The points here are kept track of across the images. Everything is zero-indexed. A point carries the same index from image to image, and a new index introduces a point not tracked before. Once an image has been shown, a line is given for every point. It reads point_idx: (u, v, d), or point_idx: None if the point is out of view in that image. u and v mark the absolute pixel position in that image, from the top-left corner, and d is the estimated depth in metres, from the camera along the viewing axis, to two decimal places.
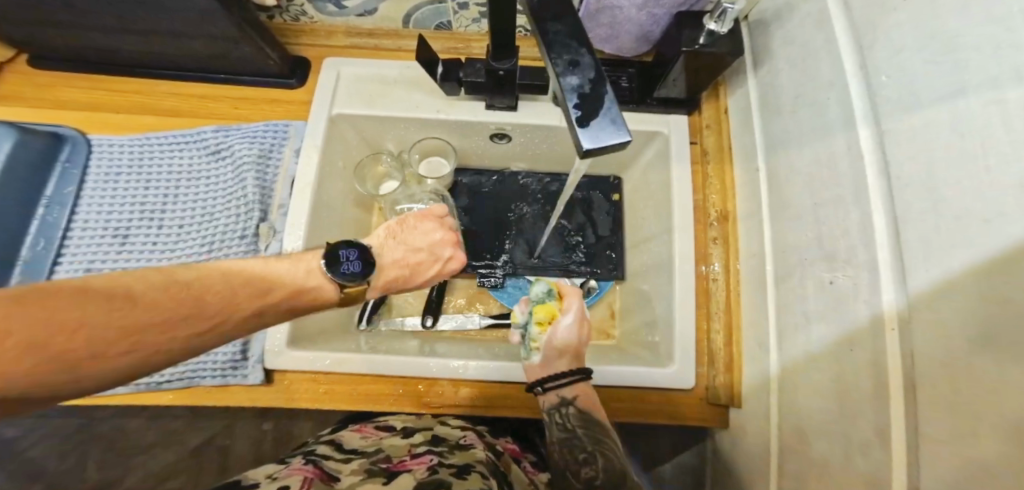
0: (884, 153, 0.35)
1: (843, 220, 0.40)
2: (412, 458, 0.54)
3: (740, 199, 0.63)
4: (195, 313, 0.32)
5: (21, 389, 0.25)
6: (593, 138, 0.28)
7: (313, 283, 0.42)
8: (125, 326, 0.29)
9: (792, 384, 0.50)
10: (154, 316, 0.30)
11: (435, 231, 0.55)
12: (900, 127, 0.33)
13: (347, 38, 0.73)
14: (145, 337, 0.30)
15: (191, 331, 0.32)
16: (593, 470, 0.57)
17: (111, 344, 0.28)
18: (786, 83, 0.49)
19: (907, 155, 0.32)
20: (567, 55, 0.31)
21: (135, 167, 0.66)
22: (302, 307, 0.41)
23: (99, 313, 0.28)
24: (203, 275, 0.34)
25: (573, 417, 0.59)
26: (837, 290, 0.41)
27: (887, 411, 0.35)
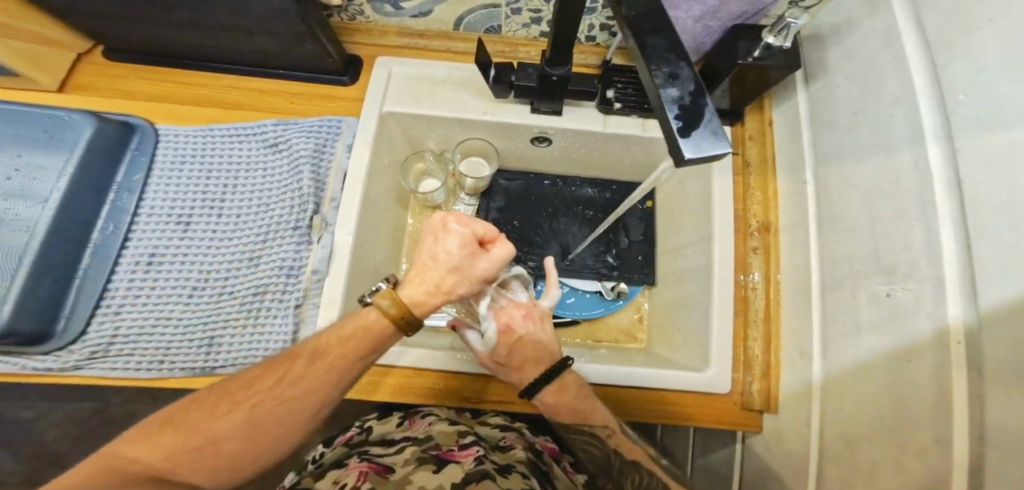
0: (956, 169, 0.37)
1: (905, 233, 0.42)
2: (460, 448, 0.55)
3: (783, 210, 0.64)
4: (265, 398, 0.44)
5: (200, 459, 0.42)
6: (694, 149, 0.29)
7: (372, 332, 0.47)
8: (226, 418, 0.43)
9: (841, 392, 0.51)
10: (243, 403, 0.44)
11: (453, 241, 0.49)
12: (980, 145, 0.35)
13: (398, 38, 0.76)
14: (234, 420, 0.43)
15: (268, 410, 0.44)
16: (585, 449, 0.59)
17: (226, 430, 0.43)
18: (845, 99, 0.52)
19: (986, 172, 0.34)
20: (666, 68, 0.32)
21: (198, 157, 0.69)
22: (368, 352, 0.47)
23: (220, 418, 0.43)
24: (275, 366, 0.46)
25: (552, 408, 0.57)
26: (894, 303, 0.43)
27: (950, 419, 0.36)
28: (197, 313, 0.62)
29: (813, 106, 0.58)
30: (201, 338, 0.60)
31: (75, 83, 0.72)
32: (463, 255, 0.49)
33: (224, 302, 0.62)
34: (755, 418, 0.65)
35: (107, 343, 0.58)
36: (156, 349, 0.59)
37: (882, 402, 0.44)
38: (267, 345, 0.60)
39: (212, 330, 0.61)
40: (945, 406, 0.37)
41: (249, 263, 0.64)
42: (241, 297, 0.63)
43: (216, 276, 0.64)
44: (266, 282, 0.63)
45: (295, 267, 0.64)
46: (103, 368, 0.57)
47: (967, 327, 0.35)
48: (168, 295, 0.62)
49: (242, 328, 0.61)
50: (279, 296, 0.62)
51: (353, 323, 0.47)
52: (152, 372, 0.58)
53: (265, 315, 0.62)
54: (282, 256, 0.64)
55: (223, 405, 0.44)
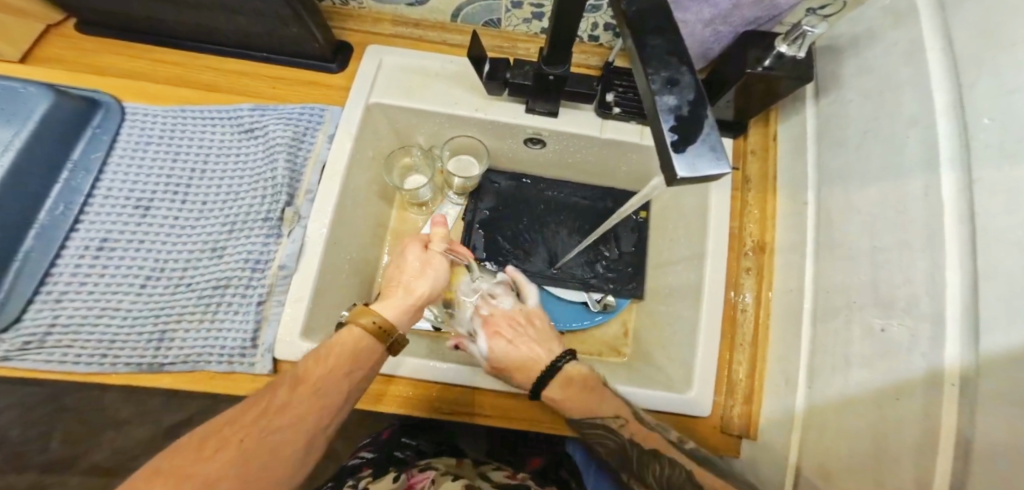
0: (970, 199, 0.34)
1: (907, 265, 0.39)
2: None
3: (780, 232, 0.62)
4: (256, 426, 0.43)
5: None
6: (688, 167, 0.26)
7: (350, 348, 0.48)
8: (218, 459, 0.40)
9: (817, 426, 0.47)
10: (227, 439, 0.42)
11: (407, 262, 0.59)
12: (1000, 175, 0.32)
13: (393, 27, 0.73)
14: (222, 453, 0.41)
15: (266, 435, 0.42)
16: (599, 446, 0.59)
17: (218, 468, 0.40)
18: (857, 118, 0.49)
19: (1003, 205, 0.31)
20: (665, 73, 0.29)
21: (166, 138, 0.65)
22: (350, 365, 0.48)
23: (204, 462, 0.40)
24: (256, 397, 0.45)
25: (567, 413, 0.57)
26: (887, 338, 0.39)
27: (931, 465, 0.33)
28: (150, 304, 0.58)
29: (823, 122, 0.56)
30: (151, 331, 0.56)
31: (43, 54, 0.68)
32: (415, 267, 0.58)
33: (180, 294, 0.59)
34: (732, 445, 0.61)
35: (44, 333, 0.54)
36: (100, 340, 0.55)
37: (858, 439, 0.40)
38: (223, 342, 0.56)
39: (164, 323, 0.57)
40: (925, 452, 0.34)
41: (211, 254, 0.61)
42: (200, 289, 0.59)
43: (174, 266, 0.60)
44: (228, 275, 0.59)
45: (260, 261, 0.60)
46: (37, 359, 0.53)
47: (964, 372, 0.32)
48: (118, 283, 0.58)
49: (197, 323, 0.57)
50: (241, 291, 0.59)
51: (338, 344, 0.48)
52: (94, 365, 0.54)
53: (224, 310, 0.58)
54: (248, 249, 0.60)
55: (210, 444, 0.41)
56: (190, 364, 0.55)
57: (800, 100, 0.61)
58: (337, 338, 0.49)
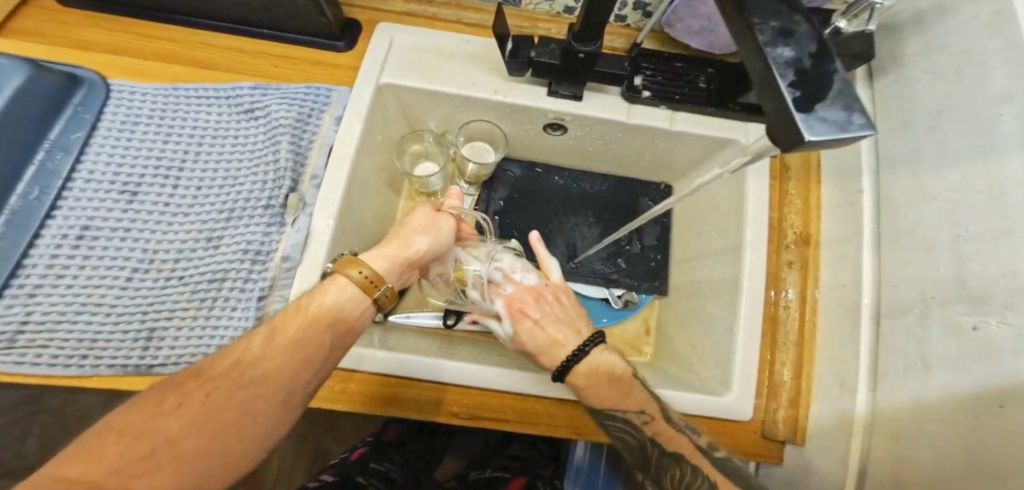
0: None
1: (1007, 257, 0.35)
2: None
3: (826, 223, 0.59)
4: (222, 381, 0.35)
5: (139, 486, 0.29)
6: (819, 130, 0.22)
7: (332, 300, 0.42)
8: (181, 416, 0.32)
9: (886, 430, 0.44)
10: (183, 396, 0.34)
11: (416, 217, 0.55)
12: None
13: (405, 4, 0.68)
14: (183, 410, 0.33)
15: (239, 390, 0.35)
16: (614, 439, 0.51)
17: (180, 425, 0.32)
18: (927, 99, 0.45)
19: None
20: (774, 22, 0.24)
21: (157, 118, 0.59)
22: (333, 321, 0.41)
23: (161, 418, 0.32)
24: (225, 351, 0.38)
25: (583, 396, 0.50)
26: (982, 337, 0.36)
27: None
28: (137, 300, 0.51)
29: (881, 106, 0.52)
30: (138, 329, 0.50)
31: (18, 27, 0.62)
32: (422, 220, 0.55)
33: (171, 289, 0.52)
34: (774, 451, 0.58)
35: (15, 332, 0.48)
36: (81, 340, 0.49)
37: (949, 451, 0.37)
38: (221, 342, 0.50)
39: (153, 320, 0.51)
40: None
41: (206, 244, 0.55)
42: (194, 284, 0.53)
43: (165, 257, 0.54)
44: (226, 268, 0.53)
45: (261, 252, 0.54)
46: (6, 361, 0.47)
47: None
48: (101, 276, 0.52)
49: (190, 321, 0.51)
50: (240, 286, 0.53)
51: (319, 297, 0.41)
52: (75, 367, 0.48)
53: (220, 307, 0.52)
54: (247, 239, 0.54)
55: (169, 400, 0.33)
56: (181, 367, 0.49)
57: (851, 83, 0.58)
58: (323, 292, 0.42)
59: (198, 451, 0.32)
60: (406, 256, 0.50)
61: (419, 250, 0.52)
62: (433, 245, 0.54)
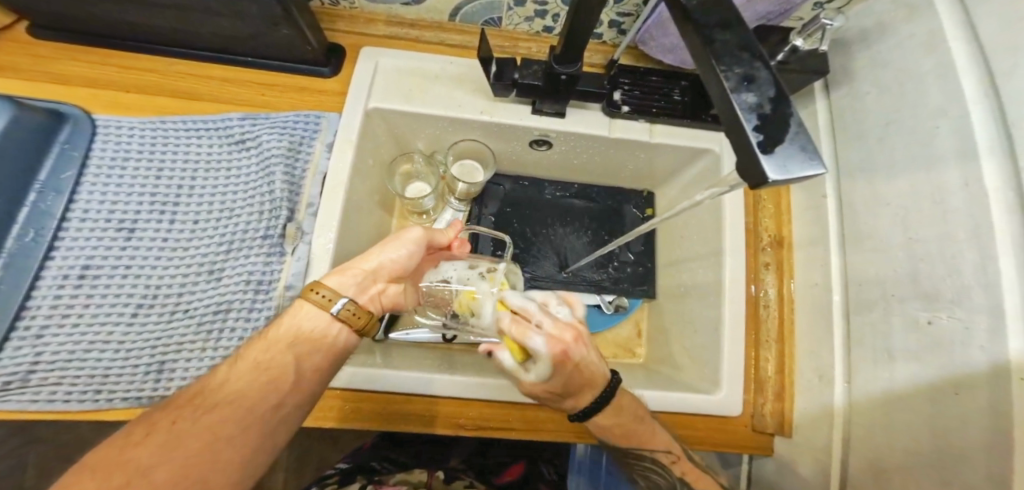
0: (1019, 187, 0.34)
1: (954, 259, 0.38)
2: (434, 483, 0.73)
3: (798, 226, 0.63)
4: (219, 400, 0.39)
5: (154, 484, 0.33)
6: (778, 169, 0.25)
7: (306, 324, 0.45)
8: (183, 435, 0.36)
9: (862, 420, 0.48)
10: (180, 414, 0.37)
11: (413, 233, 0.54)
12: None
13: (387, 27, 0.69)
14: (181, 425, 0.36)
15: (236, 407, 0.39)
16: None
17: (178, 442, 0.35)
18: (877, 110, 0.49)
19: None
20: (738, 68, 0.27)
21: (147, 152, 0.60)
22: (311, 342, 0.44)
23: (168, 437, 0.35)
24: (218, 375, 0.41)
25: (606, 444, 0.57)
26: (937, 331, 0.39)
27: (1003, 460, 0.33)
28: (144, 335, 0.52)
29: (838, 115, 0.56)
30: (148, 363, 0.51)
31: None
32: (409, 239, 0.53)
33: (176, 323, 0.53)
34: (764, 443, 0.61)
35: (26, 372, 0.49)
36: (92, 377, 0.50)
37: (916, 436, 0.41)
38: None
39: (162, 354, 0.52)
40: (997, 450, 0.33)
41: (208, 277, 0.56)
42: (200, 316, 0.54)
43: (168, 292, 0.55)
44: (229, 299, 0.55)
45: (263, 282, 0.56)
46: (20, 400, 0.48)
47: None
48: (106, 313, 0.52)
49: (199, 352, 0.52)
50: (244, 316, 0.54)
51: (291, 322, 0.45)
52: (88, 402, 0.49)
53: (227, 338, 0.53)
54: (248, 270, 0.56)
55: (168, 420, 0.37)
56: None
57: (808, 94, 0.62)
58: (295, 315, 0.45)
59: (174, 475, 0.34)
60: (360, 272, 0.50)
61: (376, 268, 0.51)
62: (399, 263, 0.52)
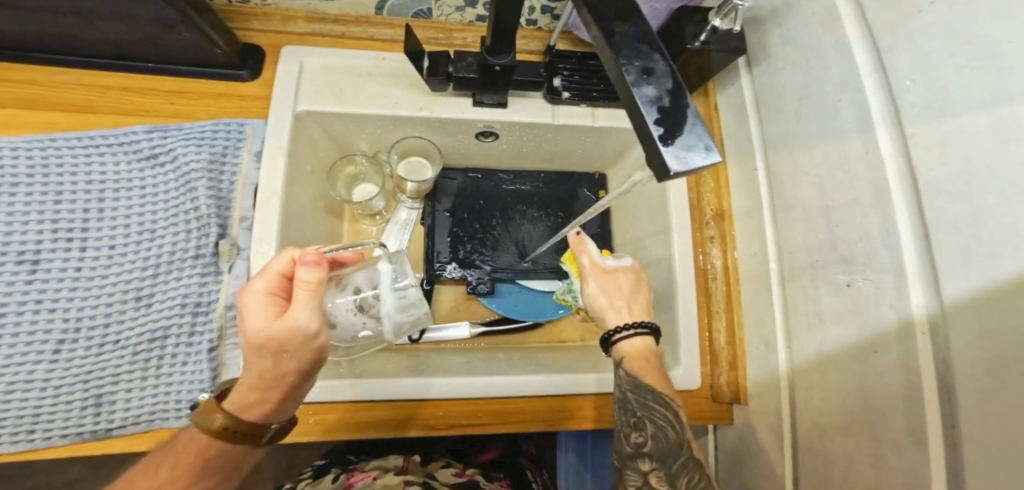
0: (907, 157, 0.37)
1: (861, 221, 0.42)
2: (407, 466, 0.76)
3: (736, 199, 0.65)
4: None
5: None
6: (680, 161, 0.26)
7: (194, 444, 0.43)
8: None
9: (805, 382, 0.51)
10: None
11: (261, 284, 0.39)
12: (935, 133, 0.35)
13: (309, 24, 0.66)
14: None
15: None
16: (644, 436, 0.52)
17: None
18: (794, 84, 0.52)
19: (939, 159, 0.34)
20: (639, 62, 0.28)
21: (40, 174, 0.54)
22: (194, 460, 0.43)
23: None
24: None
25: (626, 381, 0.53)
26: (856, 292, 0.43)
27: (921, 415, 0.35)
28: (73, 370, 0.50)
29: (766, 87, 0.57)
30: (83, 398, 0.50)
31: None
32: (265, 294, 0.38)
33: (107, 354, 0.51)
34: (725, 412, 0.64)
35: None
36: (21, 417, 0.49)
37: (846, 394, 0.44)
38: (179, 395, 0.52)
39: (97, 386, 0.50)
40: (913, 396, 0.36)
41: (136, 304, 0.53)
42: (132, 346, 0.52)
43: (90, 324, 0.52)
44: (165, 324, 0.53)
45: (201, 303, 0.54)
46: None
47: (931, 319, 0.35)
48: (23, 352, 0.49)
49: (139, 381, 0.52)
50: (186, 339, 0.53)
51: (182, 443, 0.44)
52: (23, 442, 0.49)
53: (169, 363, 0.53)
54: (182, 293, 0.54)
55: None
56: (143, 426, 0.51)
57: (734, 71, 0.64)
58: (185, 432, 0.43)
59: None
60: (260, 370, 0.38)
61: (262, 352, 0.36)
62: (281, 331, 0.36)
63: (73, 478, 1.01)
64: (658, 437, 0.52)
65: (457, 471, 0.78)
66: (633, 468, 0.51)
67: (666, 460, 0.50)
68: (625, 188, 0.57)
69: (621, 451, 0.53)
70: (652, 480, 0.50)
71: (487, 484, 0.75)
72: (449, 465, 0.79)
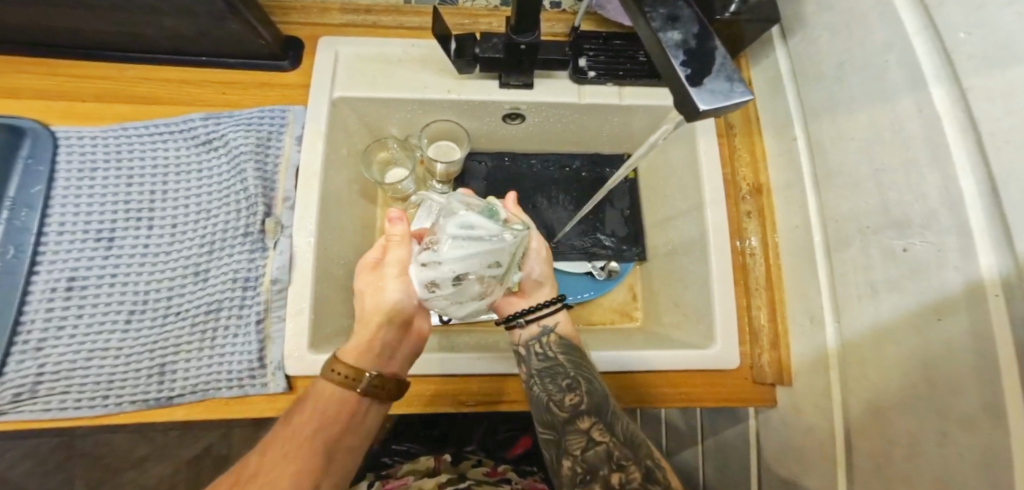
0: (966, 110, 0.34)
1: (917, 183, 0.38)
2: (437, 465, 0.81)
3: (773, 170, 0.62)
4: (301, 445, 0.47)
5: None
6: (706, 99, 0.26)
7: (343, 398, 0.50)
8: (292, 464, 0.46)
9: (857, 358, 0.48)
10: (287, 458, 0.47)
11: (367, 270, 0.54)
12: (990, 84, 0.32)
13: (341, 15, 0.68)
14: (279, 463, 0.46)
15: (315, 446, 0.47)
16: (578, 396, 0.54)
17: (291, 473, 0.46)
18: (835, 47, 0.49)
19: (1004, 110, 0.30)
20: (663, 9, 0.28)
21: (113, 160, 0.59)
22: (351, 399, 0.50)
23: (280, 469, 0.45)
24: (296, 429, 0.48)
25: (554, 344, 0.57)
26: (913, 257, 0.39)
27: (1000, 387, 0.31)
28: (142, 339, 0.54)
29: (806, 52, 0.54)
30: (150, 366, 0.53)
31: None
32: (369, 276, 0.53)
33: (171, 325, 0.55)
34: (767, 394, 0.62)
35: (33, 383, 0.50)
36: (98, 383, 0.52)
37: (905, 365, 0.41)
38: (231, 365, 0.54)
39: (162, 355, 0.54)
40: (990, 367, 0.32)
41: (194, 278, 0.57)
42: (192, 317, 0.55)
43: (158, 296, 0.56)
44: (219, 298, 0.56)
45: (250, 278, 0.57)
46: (33, 410, 0.50)
47: (1003, 279, 0.31)
48: (100, 322, 0.54)
49: (198, 352, 0.54)
50: (237, 313, 0.56)
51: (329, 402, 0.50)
52: (99, 407, 0.52)
53: (223, 335, 0.55)
54: (234, 268, 0.57)
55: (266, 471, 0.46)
56: (199, 395, 0.53)
57: (770, 42, 0.62)
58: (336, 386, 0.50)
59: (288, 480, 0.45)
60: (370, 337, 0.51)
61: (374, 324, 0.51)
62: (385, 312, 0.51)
63: (139, 459, 1.10)
64: (590, 392, 0.54)
65: (487, 470, 0.82)
66: (573, 430, 0.53)
67: (601, 412, 0.53)
68: (652, 141, 0.54)
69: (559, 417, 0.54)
70: (594, 434, 0.52)
71: (517, 481, 0.80)
72: (479, 465, 0.83)
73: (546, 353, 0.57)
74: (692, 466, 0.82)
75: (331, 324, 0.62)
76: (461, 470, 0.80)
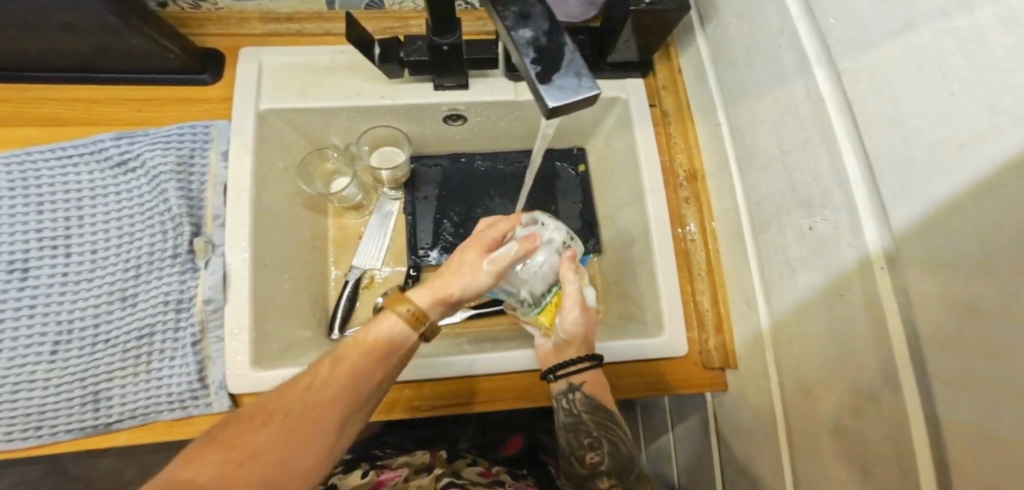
0: (842, 90, 0.34)
1: (814, 162, 0.38)
2: (435, 461, 0.79)
3: (707, 155, 0.62)
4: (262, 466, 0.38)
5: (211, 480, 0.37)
6: (556, 94, 0.27)
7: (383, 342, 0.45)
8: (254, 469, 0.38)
9: (786, 338, 0.47)
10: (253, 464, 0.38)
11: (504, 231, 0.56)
12: (857, 62, 0.32)
13: (264, 25, 0.67)
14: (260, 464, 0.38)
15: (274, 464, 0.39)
16: (599, 456, 0.54)
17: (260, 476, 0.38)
18: (741, 28, 0.49)
19: (869, 88, 0.30)
20: (515, 7, 0.30)
21: (25, 189, 0.58)
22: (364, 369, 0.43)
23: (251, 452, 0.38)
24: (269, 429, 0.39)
25: (581, 403, 0.55)
26: (818, 235, 0.39)
27: (892, 361, 0.31)
28: (69, 368, 0.53)
29: (720, 35, 0.54)
30: (82, 395, 0.53)
31: None
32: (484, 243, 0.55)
33: (100, 352, 0.54)
34: (717, 377, 0.62)
35: None
36: (28, 416, 0.52)
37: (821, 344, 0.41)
38: (169, 388, 0.54)
39: (94, 383, 0.53)
40: (883, 342, 0.32)
41: (122, 303, 0.56)
42: (122, 343, 0.55)
43: (83, 324, 0.55)
44: (150, 322, 0.56)
45: (183, 299, 0.56)
46: None
47: (886, 253, 0.31)
48: (23, 355, 0.53)
49: (132, 377, 0.54)
50: (171, 335, 0.56)
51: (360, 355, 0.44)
52: (32, 439, 0.51)
53: (158, 358, 0.55)
54: (165, 290, 0.56)
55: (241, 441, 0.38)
56: (137, 419, 0.53)
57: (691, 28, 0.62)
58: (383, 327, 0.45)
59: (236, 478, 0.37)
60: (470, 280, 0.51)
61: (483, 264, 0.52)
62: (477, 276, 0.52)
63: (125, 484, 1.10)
64: (612, 453, 0.55)
65: (481, 471, 0.79)
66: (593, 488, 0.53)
67: (622, 474, 0.54)
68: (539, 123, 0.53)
69: (579, 474, 0.54)
70: None
71: (509, 484, 0.77)
72: (474, 464, 0.81)
73: (571, 408, 0.55)
74: (666, 455, 0.81)
75: (277, 339, 0.61)
76: (456, 468, 0.78)
